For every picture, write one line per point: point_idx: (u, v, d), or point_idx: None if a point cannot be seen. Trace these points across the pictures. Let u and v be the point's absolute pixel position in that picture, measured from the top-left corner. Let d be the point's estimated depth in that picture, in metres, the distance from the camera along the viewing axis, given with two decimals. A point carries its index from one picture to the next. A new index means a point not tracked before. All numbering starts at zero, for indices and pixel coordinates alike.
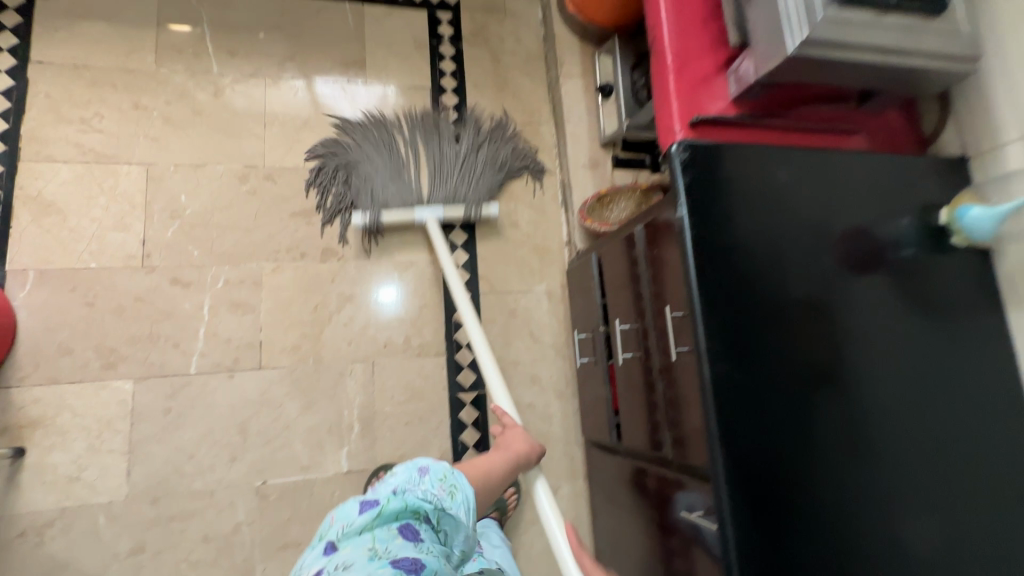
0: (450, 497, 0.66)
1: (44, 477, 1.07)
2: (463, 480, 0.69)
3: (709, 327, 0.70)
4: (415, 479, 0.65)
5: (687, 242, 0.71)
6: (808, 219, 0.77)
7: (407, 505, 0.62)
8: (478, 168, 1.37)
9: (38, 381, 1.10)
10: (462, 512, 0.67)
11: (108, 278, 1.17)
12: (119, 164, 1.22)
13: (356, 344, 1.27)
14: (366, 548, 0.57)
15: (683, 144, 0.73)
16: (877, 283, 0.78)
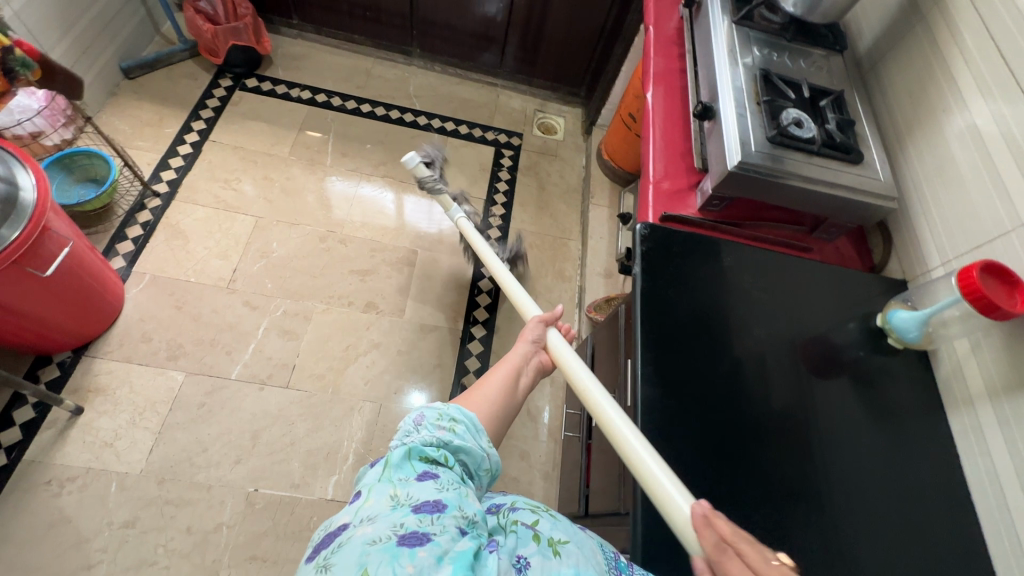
0: (453, 433, 0.65)
1: (86, 437, 1.24)
2: (461, 413, 0.68)
3: (646, 357, 0.84)
4: (414, 431, 0.65)
5: (638, 289, 0.89)
6: (756, 309, 0.92)
7: (413, 453, 0.62)
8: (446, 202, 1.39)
9: (116, 357, 1.33)
10: (472, 441, 0.66)
11: (199, 291, 1.46)
12: (239, 214, 1.60)
13: (372, 384, 1.43)
14: (387, 498, 0.57)
15: (646, 224, 0.95)
16: (826, 378, 0.88)
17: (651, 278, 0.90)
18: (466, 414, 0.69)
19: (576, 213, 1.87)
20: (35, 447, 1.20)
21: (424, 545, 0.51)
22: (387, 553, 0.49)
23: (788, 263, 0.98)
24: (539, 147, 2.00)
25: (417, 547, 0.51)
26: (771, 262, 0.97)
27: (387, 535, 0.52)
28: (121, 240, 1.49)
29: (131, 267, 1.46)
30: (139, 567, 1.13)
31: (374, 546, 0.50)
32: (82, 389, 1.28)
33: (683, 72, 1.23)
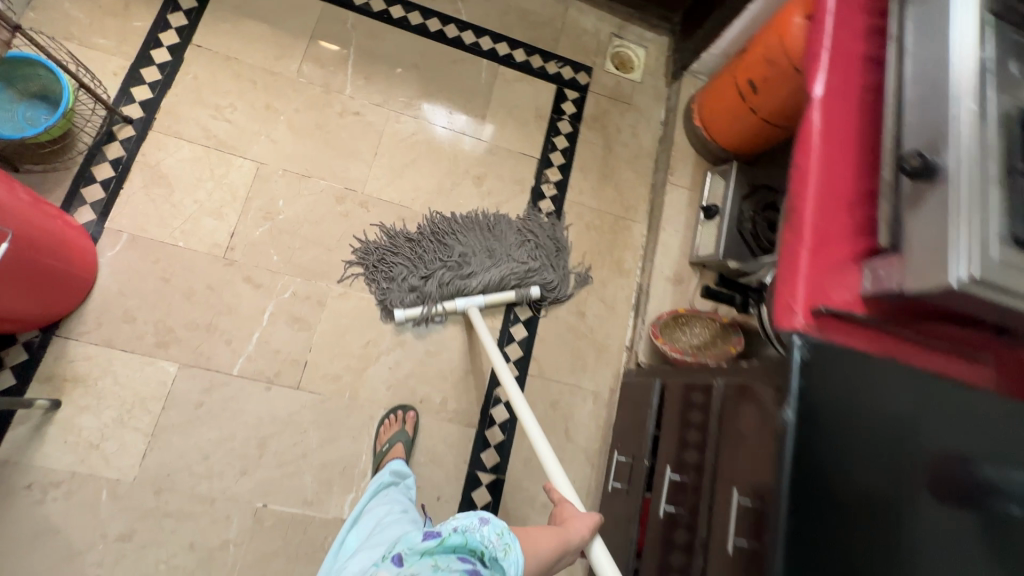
0: (505, 551, 0.72)
1: (68, 436, 1.07)
2: (517, 541, 0.74)
3: (789, 553, 0.61)
4: (476, 524, 0.73)
5: (788, 450, 0.64)
6: (897, 431, 0.66)
7: (465, 543, 0.71)
8: (451, 293, 1.28)
9: (94, 340, 1.12)
10: (510, 572, 0.72)
11: (189, 260, 1.19)
12: (235, 156, 1.27)
13: (394, 390, 1.25)
14: (428, 565, 0.70)
15: (807, 340, 0.67)
16: (1002, 544, 0.65)
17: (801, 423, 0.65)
18: (518, 544, 0.74)
19: (646, 187, 1.53)
20: (9, 444, 1.04)
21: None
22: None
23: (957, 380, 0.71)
24: (611, 90, 1.59)
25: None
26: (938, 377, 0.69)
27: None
28: (87, 184, 1.17)
29: (102, 222, 1.17)
30: None
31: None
32: (56, 377, 1.09)
33: (875, 63, 0.85)
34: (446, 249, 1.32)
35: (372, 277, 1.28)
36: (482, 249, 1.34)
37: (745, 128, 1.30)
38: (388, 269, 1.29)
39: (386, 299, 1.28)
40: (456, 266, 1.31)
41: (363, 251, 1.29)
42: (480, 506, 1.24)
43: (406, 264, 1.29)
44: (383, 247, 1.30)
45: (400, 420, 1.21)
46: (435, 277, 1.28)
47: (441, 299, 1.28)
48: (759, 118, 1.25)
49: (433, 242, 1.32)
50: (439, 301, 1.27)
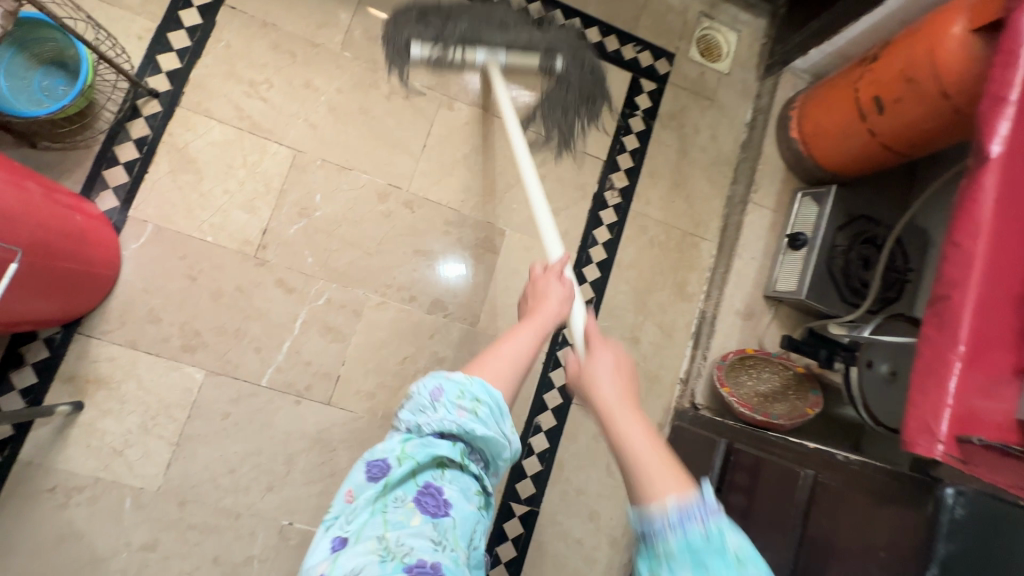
0: (472, 421, 0.53)
1: (90, 440, 1.02)
2: (488, 390, 0.55)
3: None
4: (429, 408, 0.54)
5: None
6: None
7: (422, 460, 0.53)
8: (473, 38, 1.09)
9: (118, 340, 1.04)
10: (492, 431, 0.54)
11: (217, 257, 1.10)
12: (270, 142, 1.13)
13: None
14: (376, 539, 0.49)
15: (964, 493, 0.57)
16: None
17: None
18: (491, 393, 0.55)
19: (721, 200, 1.36)
20: (31, 445, 1.00)
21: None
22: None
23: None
24: (693, 84, 1.38)
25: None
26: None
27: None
28: (110, 165, 1.07)
29: (126, 210, 1.07)
30: None
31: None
32: (78, 377, 1.02)
33: None
34: (455, 21, 1.11)
35: (400, 39, 1.11)
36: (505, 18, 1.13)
37: (855, 149, 1.10)
38: (420, 17, 1.09)
39: (396, 55, 1.18)
40: (477, 21, 1.10)
41: (392, 24, 1.12)
42: (511, 538, 1.18)
43: (422, 28, 1.11)
44: (419, 13, 1.09)
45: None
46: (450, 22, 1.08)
47: (459, 49, 1.12)
48: (877, 141, 1.05)
49: (437, 18, 1.09)
50: (449, 38, 1.08)
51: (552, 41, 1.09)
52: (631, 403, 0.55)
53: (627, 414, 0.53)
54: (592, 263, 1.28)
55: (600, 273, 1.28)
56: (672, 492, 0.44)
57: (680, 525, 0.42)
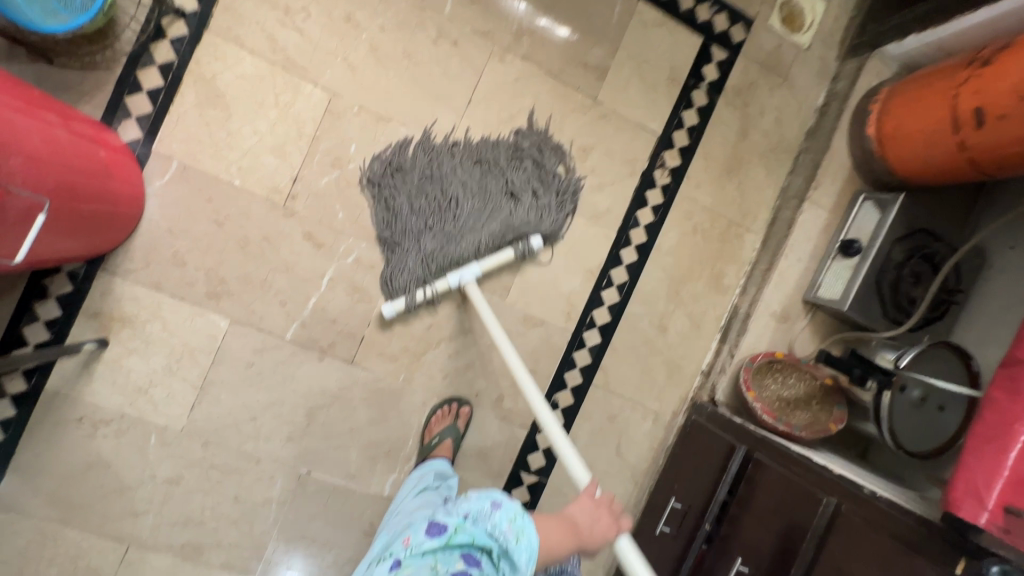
0: (514, 542, 0.63)
1: (116, 377, 1.02)
2: (532, 526, 0.65)
3: None
4: (486, 512, 0.63)
5: None
6: None
7: (475, 539, 0.62)
8: (460, 231, 1.10)
9: (143, 281, 1.02)
10: (524, 562, 0.63)
11: (245, 203, 1.04)
12: (304, 81, 1.04)
13: (450, 380, 1.16)
14: (430, 573, 0.60)
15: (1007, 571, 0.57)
16: None
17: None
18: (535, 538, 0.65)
19: (774, 191, 1.28)
20: (57, 376, 1.00)
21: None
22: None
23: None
24: (768, 56, 1.25)
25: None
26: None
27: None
28: (133, 92, 0.99)
29: (150, 143, 1.00)
30: (186, 524, 1.07)
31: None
32: (103, 314, 1.01)
33: None
34: (432, 197, 1.10)
35: (394, 257, 1.09)
36: (453, 233, 1.10)
37: (936, 161, 1.02)
38: (387, 239, 1.09)
39: (389, 275, 1.10)
40: (432, 238, 1.10)
41: (369, 170, 1.08)
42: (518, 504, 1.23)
43: (402, 205, 1.09)
44: (388, 161, 1.08)
45: (453, 414, 1.14)
46: (422, 245, 1.09)
47: (426, 286, 1.09)
48: (965, 156, 0.96)
49: (428, 185, 1.10)
50: (435, 269, 1.09)
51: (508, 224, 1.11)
52: None
53: None
54: (630, 246, 1.23)
55: (637, 257, 1.23)
56: None
57: None
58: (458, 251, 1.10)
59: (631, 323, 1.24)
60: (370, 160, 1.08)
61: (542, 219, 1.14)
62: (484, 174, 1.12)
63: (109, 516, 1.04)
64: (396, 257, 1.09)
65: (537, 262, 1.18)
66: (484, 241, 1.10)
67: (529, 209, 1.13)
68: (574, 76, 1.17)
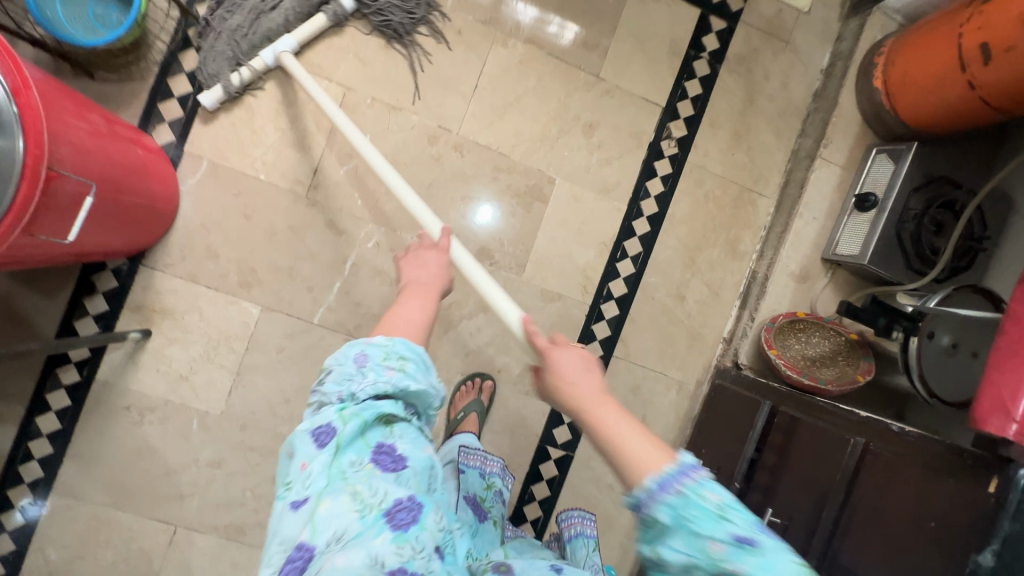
0: (402, 378, 0.59)
1: (159, 366, 1.09)
2: (410, 347, 0.61)
3: None
4: (358, 377, 0.58)
5: None
6: None
7: (367, 419, 0.57)
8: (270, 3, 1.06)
9: (180, 274, 1.09)
10: (423, 382, 0.60)
11: (272, 196, 1.11)
12: (320, 78, 1.11)
13: (473, 357, 1.19)
14: (347, 497, 0.54)
15: None
16: None
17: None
18: (414, 350, 0.61)
19: (785, 155, 1.28)
20: (106, 367, 1.07)
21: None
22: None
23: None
24: (769, 23, 1.27)
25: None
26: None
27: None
28: (165, 99, 1.07)
29: (182, 145, 1.07)
30: (229, 506, 1.12)
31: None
32: (146, 307, 1.08)
33: None
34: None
35: (213, 44, 1.06)
36: (263, 6, 1.06)
37: (942, 118, 1.03)
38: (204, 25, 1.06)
39: (206, 65, 1.06)
40: (241, 10, 1.06)
41: None
42: (546, 478, 1.24)
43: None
44: None
45: (476, 389, 1.18)
46: (232, 21, 1.06)
47: (239, 66, 1.06)
48: (976, 96, 0.95)
49: None
50: (244, 42, 1.06)
51: None
52: (601, 397, 0.52)
53: (604, 407, 0.51)
54: (643, 217, 1.24)
55: (650, 228, 1.25)
56: (660, 460, 0.46)
57: (662, 491, 0.44)
58: (266, 23, 1.06)
59: (648, 293, 1.25)
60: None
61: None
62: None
63: (157, 499, 1.10)
64: (209, 38, 1.06)
65: (549, 234, 1.21)
66: (294, 9, 1.07)
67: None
68: (576, 56, 1.20)
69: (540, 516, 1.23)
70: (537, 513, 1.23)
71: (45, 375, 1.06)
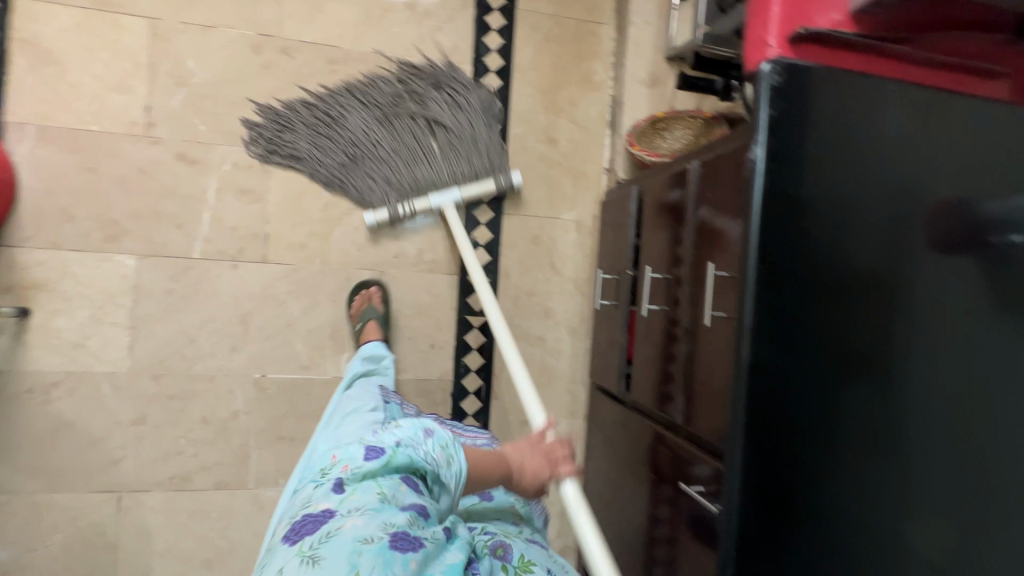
0: (447, 465, 0.70)
1: (50, 340, 1.07)
2: (461, 453, 0.73)
3: (760, 291, 0.56)
4: (420, 439, 0.70)
5: (754, 199, 0.56)
6: (892, 181, 0.60)
7: (410, 462, 0.67)
8: (429, 151, 1.18)
9: (40, 244, 1.07)
10: (453, 478, 0.71)
11: (111, 144, 1.09)
12: (122, 15, 1.09)
13: (366, 250, 1.20)
14: (375, 493, 0.63)
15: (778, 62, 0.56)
16: (956, 266, 0.62)
17: (774, 169, 0.56)
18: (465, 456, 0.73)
19: None
20: None
21: (415, 552, 0.59)
22: (379, 557, 0.57)
23: (960, 93, 0.62)
24: None
25: (409, 554, 0.59)
26: (919, 86, 0.61)
27: (381, 536, 0.59)
28: None
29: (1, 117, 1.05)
30: (167, 458, 1.12)
31: (367, 544, 0.57)
32: (16, 285, 1.06)
33: None
34: (331, 135, 1.16)
35: (399, 195, 1.17)
36: (410, 155, 1.18)
37: None
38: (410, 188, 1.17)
39: (376, 194, 1.17)
40: (410, 164, 1.17)
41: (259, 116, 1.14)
42: (476, 347, 1.25)
43: (368, 163, 1.16)
44: (319, 111, 1.16)
45: (367, 297, 1.17)
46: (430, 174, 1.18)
47: (404, 200, 1.17)
48: None
49: (332, 119, 1.16)
50: (405, 190, 1.17)
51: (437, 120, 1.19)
52: None
53: None
54: (491, 73, 1.26)
55: (501, 82, 1.26)
56: None
57: None
58: (445, 172, 1.18)
59: (519, 145, 1.27)
60: (245, 126, 1.14)
61: (454, 101, 1.20)
62: (348, 91, 1.17)
63: (91, 471, 1.09)
64: (377, 180, 1.17)
65: None
66: (455, 159, 1.19)
67: (404, 102, 1.18)
68: None
69: (481, 385, 1.25)
70: (478, 383, 1.25)
71: None
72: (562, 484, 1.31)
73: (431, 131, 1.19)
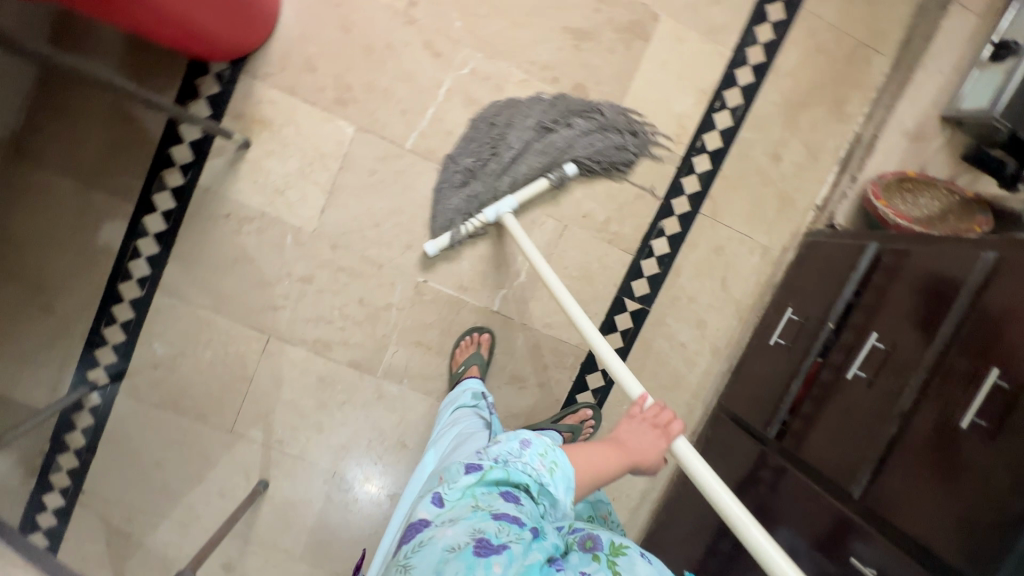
0: (550, 473, 0.66)
1: (257, 177, 1.11)
2: (563, 458, 0.68)
3: None
4: (517, 453, 0.67)
5: None
6: None
7: (509, 475, 0.64)
8: (525, 165, 1.13)
9: (279, 85, 1.09)
10: (561, 493, 0.66)
11: (372, 11, 1.09)
12: None
13: (560, 200, 1.18)
14: (470, 504, 0.62)
15: None
16: None
17: None
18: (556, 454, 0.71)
19: (909, 9, 1.19)
20: (209, 173, 1.10)
21: (498, 556, 0.55)
22: (464, 564, 0.55)
23: None
24: None
25: (493, 559, 0.55)
26: None
27: (466, 542, 0.57)
28: None
29: None
30: (318, 322, 1.18)
31: (453, 553, 0.56)
32: (247, 116, 1.10)
33: None
34: (504, 140, 1.14)
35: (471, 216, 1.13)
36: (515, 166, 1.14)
37: None
38: (487, 199, 1.14)
39: (443, 217, 1.15)
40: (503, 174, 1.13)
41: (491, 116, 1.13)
42: (620, 329, 1.24)
43: (463, 158, 1.14)
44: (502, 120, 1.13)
45: (475, 343, 1.19)
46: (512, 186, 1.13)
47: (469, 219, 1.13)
48: None
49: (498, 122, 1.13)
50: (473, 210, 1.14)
51: (562, 154, 1.14)
52: None
53: None
54: (747, 65, 1.18)
55: (754, 78, 1.18)
56: None
57: None
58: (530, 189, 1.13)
59: (742, 150, 1.21)
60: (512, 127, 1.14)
61: (611, 155, 1.16)
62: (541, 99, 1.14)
63: (253, 308, 1.16)
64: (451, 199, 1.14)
65: (647, 75, 1.16)
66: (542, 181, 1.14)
67: (612, 146, 1.16)
68: None
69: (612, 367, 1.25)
70: None
71: (152, 176, 1.10)
72: (644, 483, 1.33)
73: (597, 161, 1.16)
